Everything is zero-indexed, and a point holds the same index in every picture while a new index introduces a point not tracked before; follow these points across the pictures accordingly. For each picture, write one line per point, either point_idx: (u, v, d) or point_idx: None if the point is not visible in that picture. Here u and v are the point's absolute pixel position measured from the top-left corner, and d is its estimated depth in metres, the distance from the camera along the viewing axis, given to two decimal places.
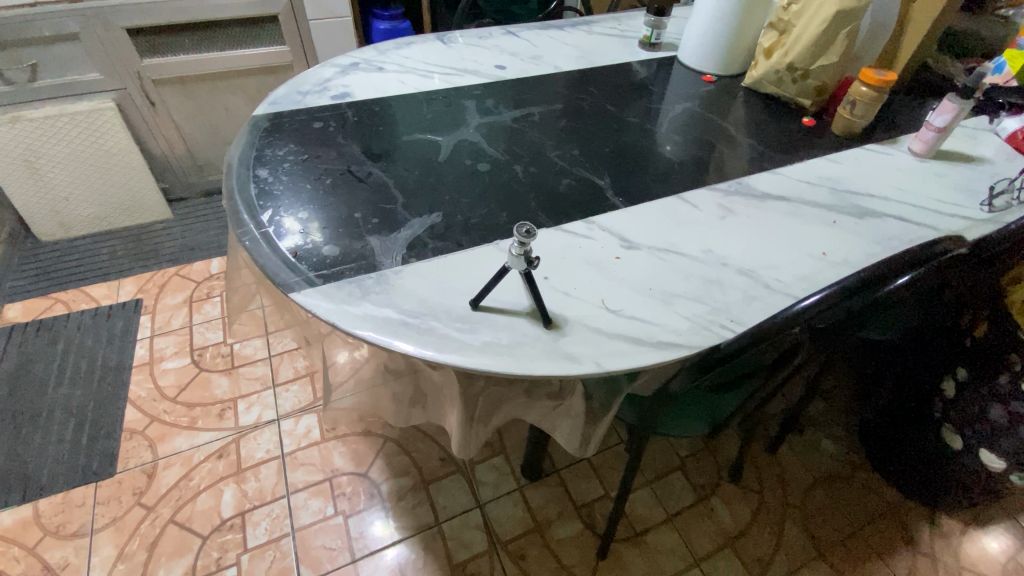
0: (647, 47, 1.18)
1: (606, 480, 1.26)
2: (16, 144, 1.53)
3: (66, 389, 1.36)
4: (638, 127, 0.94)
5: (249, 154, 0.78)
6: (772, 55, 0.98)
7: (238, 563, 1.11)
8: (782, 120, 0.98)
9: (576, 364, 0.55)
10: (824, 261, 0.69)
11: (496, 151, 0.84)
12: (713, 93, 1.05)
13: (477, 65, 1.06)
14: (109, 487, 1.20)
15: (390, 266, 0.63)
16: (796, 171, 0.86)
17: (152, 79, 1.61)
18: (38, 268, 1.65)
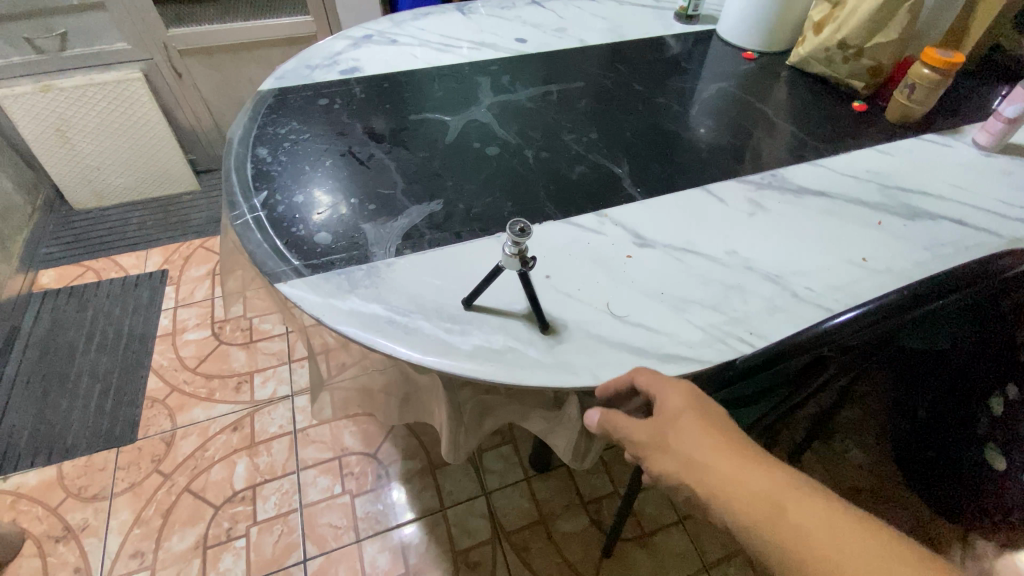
0: (683, 20, 1.08)
1: (616, 477, 1.22)
2: (49, 114, 1.56)
3: (94, 355, 1.41)
4: (665, 109, 0.87)
5: (250, 132, 0.75)
6: (822, 30, 0.88)
7: (247, 534, 1.13)
8: (829, 104, 0.89)
9: (571, 375, 0.50)
10: (862, 268, 0.61)
11: (508, 134, 0.78)
12: (753, 72, 0.96)
13: (496, 38, 1.00)
14: (130, 453, 1.24)
15: (383, 257, 0.60)
16: (839, 163, 0.77)
17: (177, 50, 1.60)
18: (71, 236, 1.70)
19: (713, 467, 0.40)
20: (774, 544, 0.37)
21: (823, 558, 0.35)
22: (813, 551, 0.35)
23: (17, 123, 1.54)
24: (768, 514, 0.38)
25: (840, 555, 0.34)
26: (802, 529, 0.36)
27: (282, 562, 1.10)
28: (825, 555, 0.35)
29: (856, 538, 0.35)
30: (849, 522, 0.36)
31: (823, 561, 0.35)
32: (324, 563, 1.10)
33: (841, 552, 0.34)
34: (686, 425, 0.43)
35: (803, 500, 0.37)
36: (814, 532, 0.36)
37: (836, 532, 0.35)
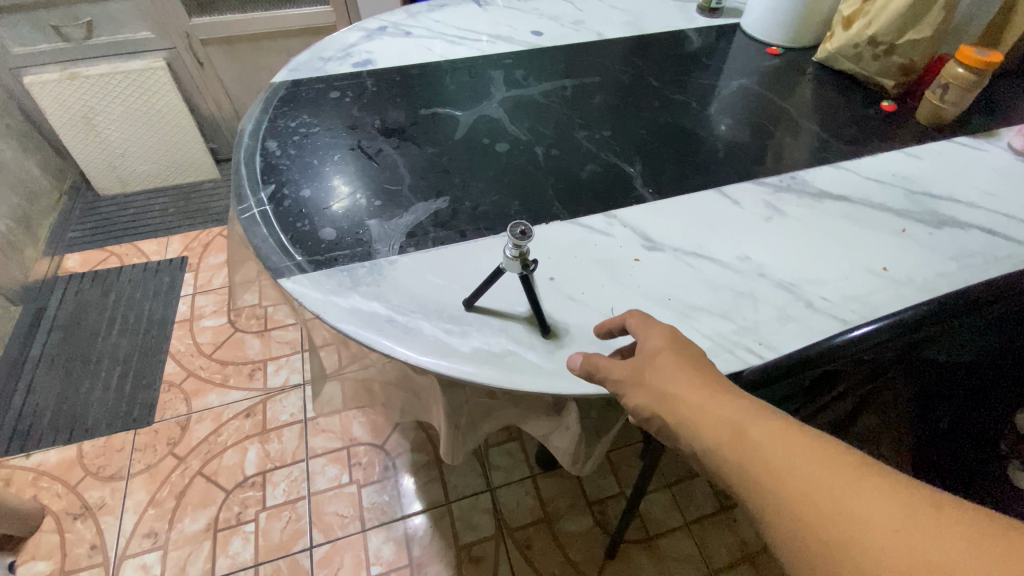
0: (706, 13, 1.05)
1: (623, 478, 1.21)
2: (75, 101, 1.59)
3: (115, 339, 1.45)
4: (683, 106, 0.84)
5: (261, 125, 0.75)
6: (851, 26, 0.84)
7: (256, 519, 1.16)
8: (856, 103, 0.85)
9: (571, 381, 0.49)
10: (882, 278, 0.59)
11: (518, 130, 0.77)
12: (777, 69, 0.92)
13: (512, 31, 0.98)
14: (147, 435, 1.27)
15: (386, 255, 0.59)
16: (864, 166, 0.74)
17: (200, 39, 1.62)
18: (96, 221, 1.74)
19: (684, 399, 0.39)
20: (736, 467, 0.35)
21: (781, 474, 0.33)
22: (771, 467, 0.34)
23: (46, 110, 1.58)
24: (733, 440, 0.36)
25: (798, 469, 0.33)
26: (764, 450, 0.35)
27: (289, 548, 1.12)
28: (783, 471, 0.33)
29: (817, 457, 0.33)
30: (812, 444, 0.34)
31: (781, 477, 0.33)
32: (330, 552, 1.12)
33: (800, 467, 0.33)
34: (661, 363, 0.42)
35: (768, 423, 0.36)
36: (774, 451, 0.34)
37: (796, 451, 0.34)
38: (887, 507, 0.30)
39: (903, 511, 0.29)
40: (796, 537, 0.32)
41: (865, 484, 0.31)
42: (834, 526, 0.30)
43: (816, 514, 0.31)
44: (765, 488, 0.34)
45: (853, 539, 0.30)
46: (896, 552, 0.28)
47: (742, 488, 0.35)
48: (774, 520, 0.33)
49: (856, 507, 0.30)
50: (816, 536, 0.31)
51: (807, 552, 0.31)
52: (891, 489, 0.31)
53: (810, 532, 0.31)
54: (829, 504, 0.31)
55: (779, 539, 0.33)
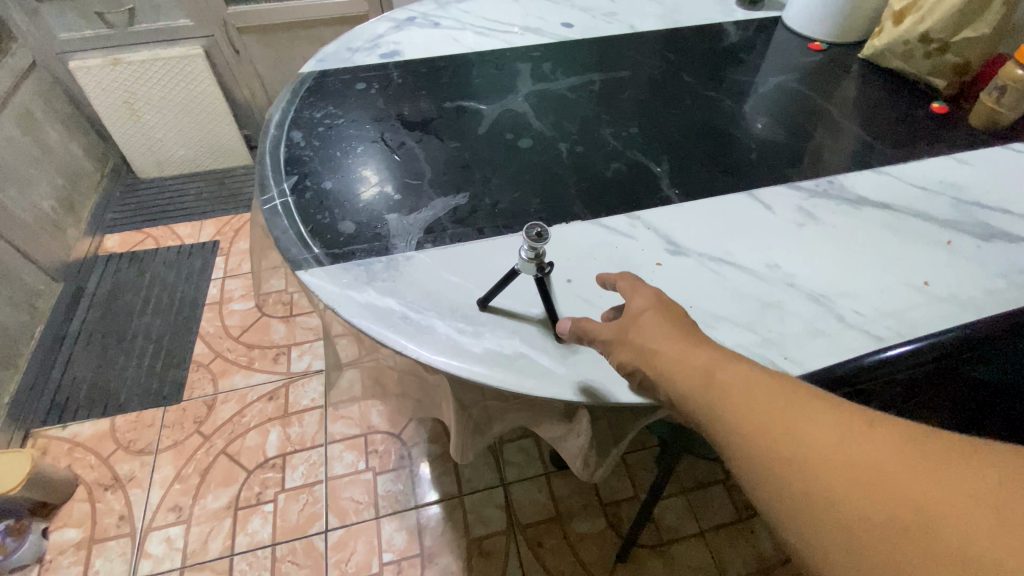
0: (745, 6, 1.00)
1: (638, 481, 1.19)
2: (118, 87, 1.64)
3: (148, 318, 1.50)
4: (716, 103, 0.81)
5: (287, 115, 0.76)
6: (902, 21, 0.79)
7: (274, 500, 1.19)
8: (903, 104, 0.80)
9: (583, 389, 0.48)
10: (921, 293, 0.55)
11: (543, 125, 0.75)
12: (819, 65, 0.88)
13: (542, 22, 0.96)
14: (175, 412, 1.32)
15: (403, 251, 0.59)
16: (908, 172, 0.70)
17: (236, 27, 1.64)
18: (135, 203, 1.80)
19: (660, 351, 0.41)
20: (707, 408, 0.37)
21: (743, 407, 0.36)
22: (737, 402, 0.36)
23: (90, 95, 1.64)
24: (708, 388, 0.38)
25: (762, 404, 0.35)
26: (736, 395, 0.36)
27: (305, 530, 1.15)
28: (747, 405, 0.35)
29: (776, 392, 0.35)
30: (773, 380, 0.36)
31: (747, 412, 0.35)
32: (344, 536, 1.14)
33: (761, 402, 0.35)
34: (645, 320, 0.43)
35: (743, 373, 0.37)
36: (740, 388, 0.36)
37: (758, 386, 0.36)
38: (835, 429, 0.32)
39: (848, 432, 0.32)
40: (757, 464, 0.34)
41: (818, 413, 0.34)
42: (790, 452, 0.33)
43: (775, 441, 0.34)
44: (731, 423, 0.36)
45: (806, 460, 0.32)
46: (845, 468, 0.31)
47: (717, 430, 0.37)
48: (737, 447, 0.35)
49: (812, 434, 0.33)
50: (774, 461, 0.33)
51: (767, 476, 0.34)
52: (839, 414, 0.33)
53: (770, 458, 0.34)
54: (787, 433, 0.33)
55: (742, 467, 0.35)
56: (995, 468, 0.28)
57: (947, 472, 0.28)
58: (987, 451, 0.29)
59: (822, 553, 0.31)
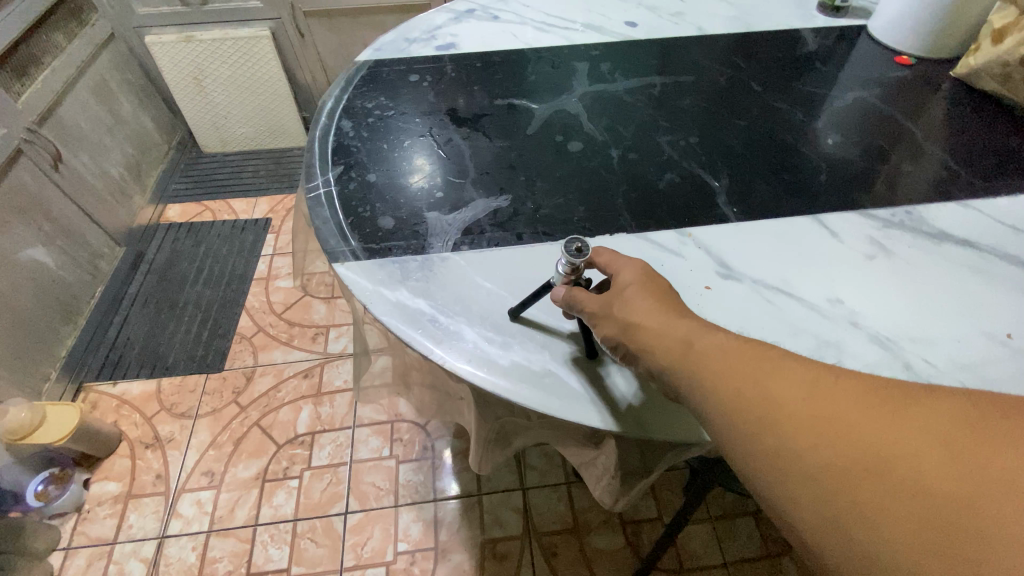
0: (827, 12, 0.93)
1: (663, 503, 1.15)
2: (188, 63, 1.72)
3: (199, 287, 1.57)
4: (785, 116, 0.75)
5: (340, 103, 0.76)
6: (1002, 40, 0.71)
7: (300, 477, 1.22)
8: (999, 129, 0.72)
9: (612, 415, 0.45)
10: (1004, 347, 0.49)
11: (595, 129, 0.72)
12: (906, 81, 0.80)
13: (605, 20, 0.92)
14: (215, 380, 1.38)
15: (439, 250, 0.58)
16: (1001, 208, 0.62)
17: (303, 11, 1.68)
18: (197, 176, 1.88)
19: (641, 324, 0.40)
20: (683, 377, 0.38)
21: (719, 369, 0.36)
22: (713, 367, 0.36)
23: (163, 69, 1.72)
24: (696, 362, 0.37)
25: (736, 366, 0.36)
26: (726, 371, 0.36)
27: (325, 510, 1.17)
28: (724, 369, 0.36)
29: (749, 354, 0.36)
30: (746, 344, 0.37)
31: (723, 375, 0.36)
32: (363, 520, 1.16)
33: (736, 365, 0.36)
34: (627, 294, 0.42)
35: (737, 352, 0.37)
36: (715, 353, 0.37)
37: (732, 351, 0.37)
38: (805, 388, 0.34)
39: (816, 387, 0.33)
40: (730, 424, 0.35)
41: (789, 372, 0.35)
42: (763, 411, 0.34)
43: (749, 401, 0.34)
44: (708, 388, 0.36)
45: (779, 417, 0.33)
46: (815, 421, 0.32)
47: (700, 402, 0.37)
48: (710, 411, 0.36)
49: (783, 392, 0.34)
50: (748, 420, 0.34)
51: (739, 434, 0.34)
52: (805, 370, 0.35)
53: (744, 417, 0.34)
54: (761, 393, 0.34)
55: (716, 428, 0.36)
56: (944, 409, 0.30)
57: (907, 418, 0.30)
58: (939, 395, 0.31)
59: (790, 503, 0.32)
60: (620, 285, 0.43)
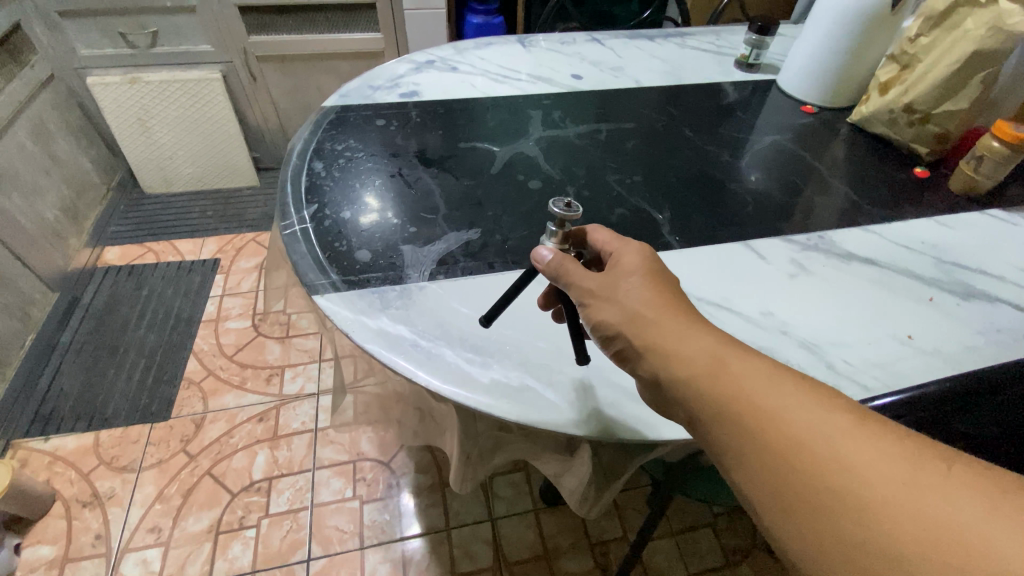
0: (743, 68, 1.08)
1: (627, 521, 1.19)
2: (133, 104, 1.69)
3: (142, 332, 1.50)
4: (714, 157, 0.86)
5: (309, 145, 0.79)
6: (887, 91, 0.86)
7: (257, 526, 1.16)
8: (887, 166, 0.86)
9: (587, 424, 0.49)
10: (907, 346, 0.58)
11: (553, 169, 0.79)
12: (811, 127, 0.94)
13: (553, 73, 1.02)
14: (161, 430, 1.30)
15: (416, 280, 0.61)
16: (894, 231, 0.74)
17: (255, 55, 1.71)
18: (139, 218, 1.82)
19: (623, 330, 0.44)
20: (727, 418, 0.38)
21: (773, 414, 0.36)
22: (763, 409, 0.37)
23: (105, 111, 1.68)
24: (692, 368, 0.40)
25: (793, 415, 0.36)
26: (733, 384, 0.38)
27: (286, 559, 1.12)
28: (774, 418, 0.36)
29: (806, 402, 0.36)
30: (804, 390, 0.37)
31: (777, 425, 0.36)
32: (327, 566, 1.12)
33: (792, 411, 0.36)
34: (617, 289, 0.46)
35: (708, 345, 0.41)
36: (769, 397, 0.37)
37: (787, 399, 0.37)
38: (859, 444, 0.33)
39: (886, 456, 0.32)
40: (774, 468, 0.35)
41: (852, 426, 0.34)
42: (814, 462, 0.34)
43: (803, 454, 0.34)
44: (750, 425, 0.37)
45: (827, 472, 0.33)
46: (881, 490, 0.31)
47: (708, 417, 0.39)
48: (760, 462, 0.36)
49: (841, 447, 0.33)
50: (795, 467, 0.34)
51: (794, 493, 0.34)
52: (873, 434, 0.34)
53: (791, 464, 0.34)
54: (819, 455, 0.34)
55: (755, 470, 0.36)
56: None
57: (989, 507, 0.29)
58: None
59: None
60: (627, 268, 0.46)
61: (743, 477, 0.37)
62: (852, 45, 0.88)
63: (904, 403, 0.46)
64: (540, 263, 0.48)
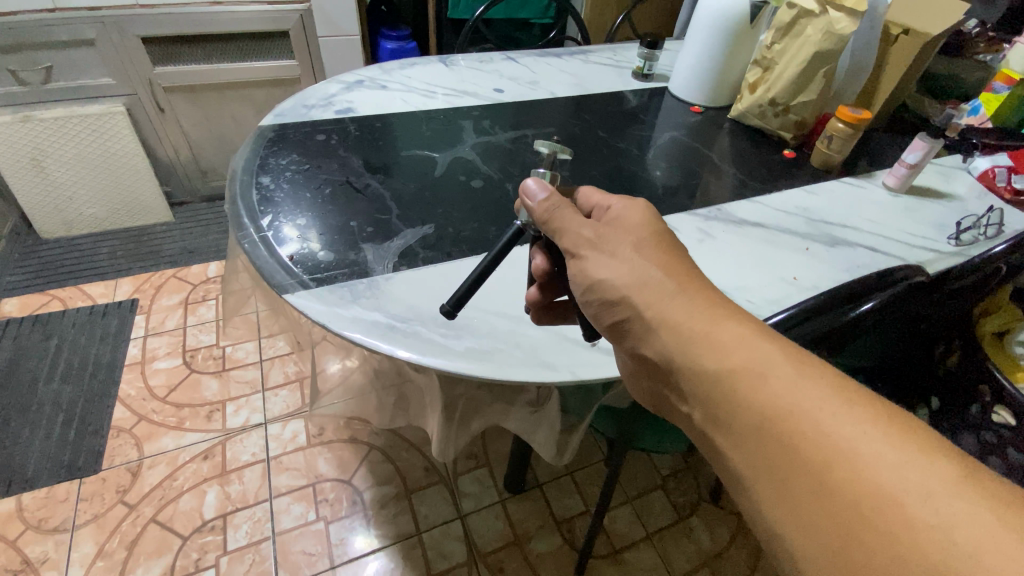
0: (640, 78, 1.24)
1: (587, 496, 1.27)
2: (25, 144, 1.57)
3: (56, 385, 1.38)
4: (626, 153, 0.99)
5: (253, 162, 0.82)
6: (755, 90, 1.04)
7: (216, 564, 1.12)
8: (764, 151, 1.04)
9: (554, 372, 0.57)
10: (793, 285, 0.72)
11: (490, 170, 0.88)
12: (701, 124, 1.10)
13: (477, 88, 1.11)
14: (93, 483, 1.21)
15: (381, 272, 0.66)
16: (775, 201, 0.90)
17: (162, 86, 1.65)
18: (38, 266, 1.68)
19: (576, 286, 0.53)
20: (774, 436, 0.37)
21: (851, 456, 0.34)
22: (824, 437, 0.35)
23: None
24: (746, 382, 0.39)
25: (853, 446, 0.34)
26: (788, 403, 0.37)
27: None
28: (832, 443, 0.35)
29: (873, 433, 0.35)
30: (882, 424, 0.35)
31: (833, 452, 0.35)
32: None
33: (874, 453, 0.34)
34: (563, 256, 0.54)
35: (723, 321, 0.43)
36: (840, 428, 0.35)
37: (851, 426, 0.35)
38: (925, 490, 0.32)
39: (955, 510, 0.31)
40: (840, 513, 0.33)
41: (942, 479, 0.32)
42: (890, 513, 0.32)
43: (856, 486, 0.33)
44: (799, 447, 0.36)
45: (879, 510, 0.32)
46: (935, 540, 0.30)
47: (749, 429, 0.39)
48: (802, 483, 0.36)
49: (928, 504, 0.31)
50: (868, 517, 0.32)
51: (834, 523, 0.34)
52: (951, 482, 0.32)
53: (864, 513, 0.33)
54: (871, 491, 0.33)
55: (813, 512, 0.35)
56: None
57: None
58: None
59: None
60: None
61: (780, 497, 0.37)
62: (727, 47, 1.05)
63: (794, 316, 0.57)
64: (534, 194, 0.52)
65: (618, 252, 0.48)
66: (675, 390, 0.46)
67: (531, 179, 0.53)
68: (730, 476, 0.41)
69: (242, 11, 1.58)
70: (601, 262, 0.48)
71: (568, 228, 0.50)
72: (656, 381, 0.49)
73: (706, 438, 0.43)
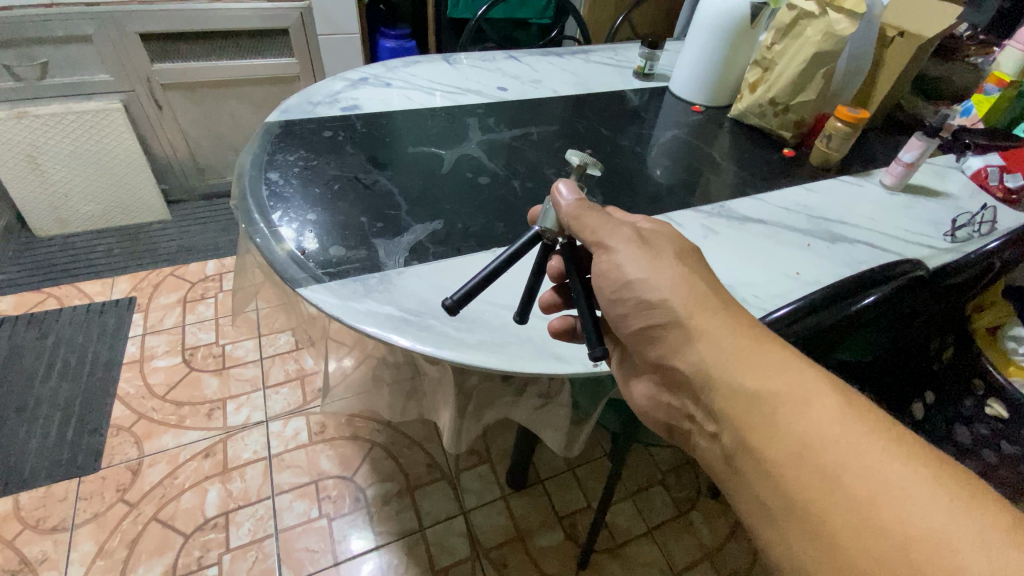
0: (640, 77, 1.25)
1: (589, 492, 1.28)
2: (20, 141, 1.56)
3: (53, 384, 1.37)
4: (629, 151, 1.00)
5: (260, 158, 0.82)
6: (756, 90, 1.05)
7: (219, 562, 1.11)
8: (764, 151, 1.05)
9: (565, 365, 0.58)
10: (796, 280, 0.74)
11: (496, 166, 0.89)
12: (702, 122, 1.12)
13: (480, 86, 1.12)
14: (92, 483, 1.21)
15: (393, 267, 0.67)
16: (775, 199, 0.92)
17: (160, 84, 1.64)
18: (33, 263, 1.66)
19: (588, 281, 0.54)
20: (819, 467, 0.39)
21: (898, 496, 0.36)
22: (873, 475, 0.37)
23: None
24: (794, 412, 0.41)
25: (903, 488, 0.36)
26: (837, 437, 0.39)
27: None
28: (882, 482, 0.37)
29: (922, 478, 0.36)
30: (930, 470, 0.37)
31: (883, 491, 0.36)
32: None
33: (921, 497, 0.35)
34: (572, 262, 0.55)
35: (769, 345, 0.45)
36: (889, 469, 0.37)
37: (900, 468, 0.37)
38: (975, 538, 0.33)
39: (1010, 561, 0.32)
40: (885, 552, 0.35)
41: (993, 529, 0.33)
42: (940, 556, 0.33)
43: (905, 526, 0.35)
44: (847, 481, 0.38)
45: (928, 552, 0.34)
46: None
47: (793, 459, 0.40)
48: (847, 518, 0.37)
49: (975, 551, 0.33)
50: (915, 559, 0.34)
51: (880, 561, 0.35)
52: (1001, 532, 0.33)
53: (912, 555, 0.34)
54: (921, 533, 0.34)
55: (855, 547, 0.36)
56: None
57: None
58: None
59: None
60: None
61: (821, 529, 0.38)
62: (727, 47, 1.07)
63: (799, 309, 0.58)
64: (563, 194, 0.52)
65: (663, 252, 0.50)
66: (705, 406, 0.47)
67: (562, 182, 0.53)
68: (759, 504, 0.43)
69: (241, 9, 1.58)
70: (610, 255, 0.50)
71: (590, 226, 0.50)
72: (679, 387, 0.50)
73: (737, 464, 0.44)
